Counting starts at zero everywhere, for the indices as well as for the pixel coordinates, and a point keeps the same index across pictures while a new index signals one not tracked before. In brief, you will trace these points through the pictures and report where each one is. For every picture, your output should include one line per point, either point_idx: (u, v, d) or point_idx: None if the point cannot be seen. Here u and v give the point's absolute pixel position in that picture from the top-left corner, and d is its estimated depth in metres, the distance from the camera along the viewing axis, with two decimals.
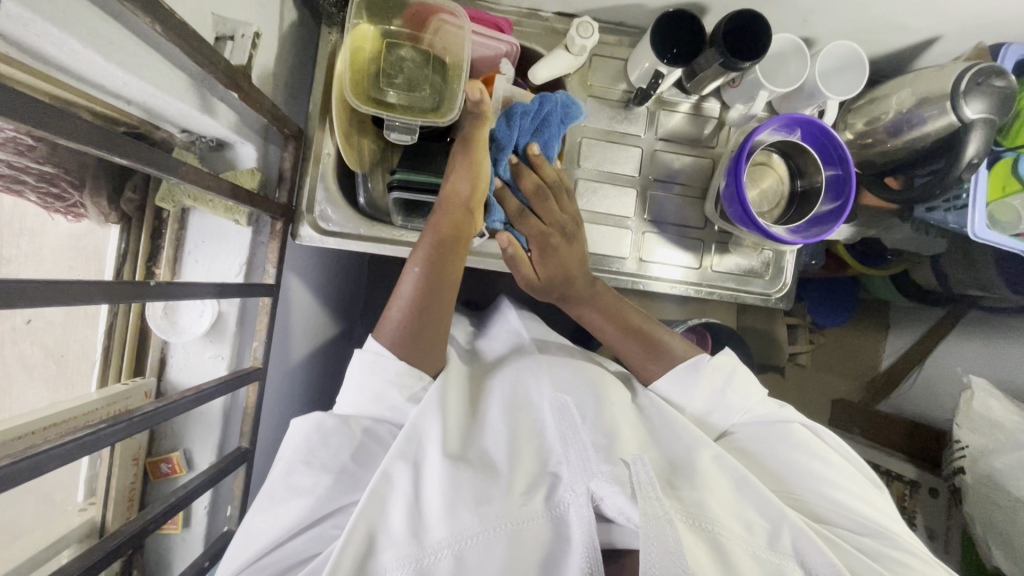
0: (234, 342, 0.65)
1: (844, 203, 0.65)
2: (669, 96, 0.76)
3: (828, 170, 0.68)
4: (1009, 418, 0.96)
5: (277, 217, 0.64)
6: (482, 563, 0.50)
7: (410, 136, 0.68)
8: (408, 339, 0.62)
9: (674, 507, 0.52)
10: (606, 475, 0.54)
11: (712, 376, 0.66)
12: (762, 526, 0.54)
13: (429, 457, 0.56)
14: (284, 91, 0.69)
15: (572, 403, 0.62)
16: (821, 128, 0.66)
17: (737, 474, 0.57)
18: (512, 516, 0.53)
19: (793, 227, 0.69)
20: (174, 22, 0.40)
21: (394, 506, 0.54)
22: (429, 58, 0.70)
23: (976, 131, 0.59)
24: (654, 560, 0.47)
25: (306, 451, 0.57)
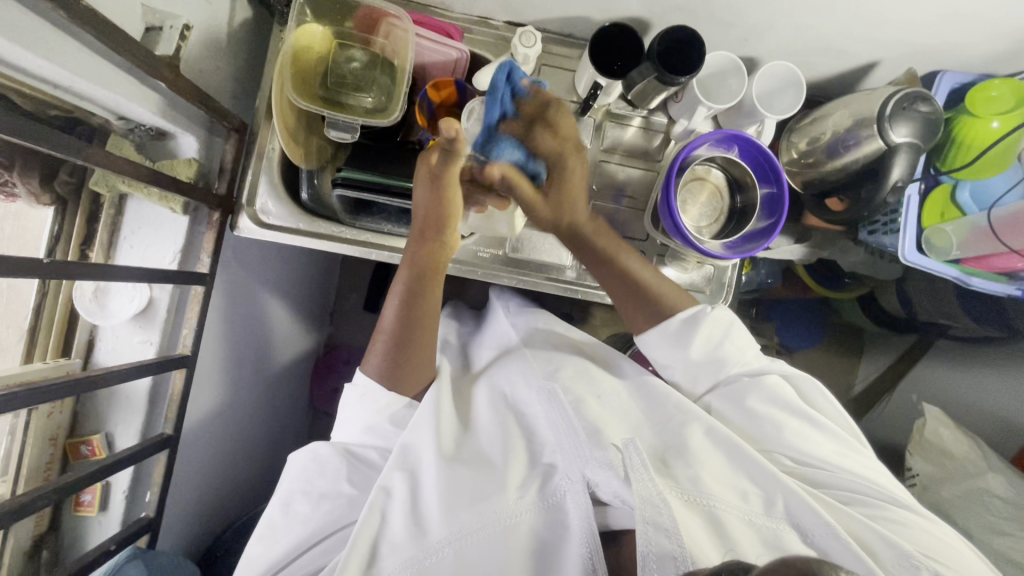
0: (164, 328, 0.65)
1: (776, 220, 0.66)
2: (617, 109, 0.77)
3: (764, 187, 0.69)
4: (959, 447, 0.95)
5: (213, 207, 0.65)
6: (484, 556, 0.56)
7: (351, 136, 0.70)
8: (394, 368, 0.65)
9: (668, 485, 0.56)
10: (597, 462, 0.58)
11: (712, 329, 0.67)
12: (758, 498, 0.58)
13: (426, 459, 0.60)
14: (233, 85, 0.70)
15: (561, 392, 0.66)
16: (755, 145, 0.67)
17: (730, 446, 0.61)
18: (508, 511, 0.58)
19: (728, 242, 0.70)
20: (82, 9, 0.42)
21: (396, 514, 0.58)
22: (377, 60, 0.72)
23: (899, 155, 0.60)
24: (650, 536, 0.51)
25: (304, 481, 0.61)
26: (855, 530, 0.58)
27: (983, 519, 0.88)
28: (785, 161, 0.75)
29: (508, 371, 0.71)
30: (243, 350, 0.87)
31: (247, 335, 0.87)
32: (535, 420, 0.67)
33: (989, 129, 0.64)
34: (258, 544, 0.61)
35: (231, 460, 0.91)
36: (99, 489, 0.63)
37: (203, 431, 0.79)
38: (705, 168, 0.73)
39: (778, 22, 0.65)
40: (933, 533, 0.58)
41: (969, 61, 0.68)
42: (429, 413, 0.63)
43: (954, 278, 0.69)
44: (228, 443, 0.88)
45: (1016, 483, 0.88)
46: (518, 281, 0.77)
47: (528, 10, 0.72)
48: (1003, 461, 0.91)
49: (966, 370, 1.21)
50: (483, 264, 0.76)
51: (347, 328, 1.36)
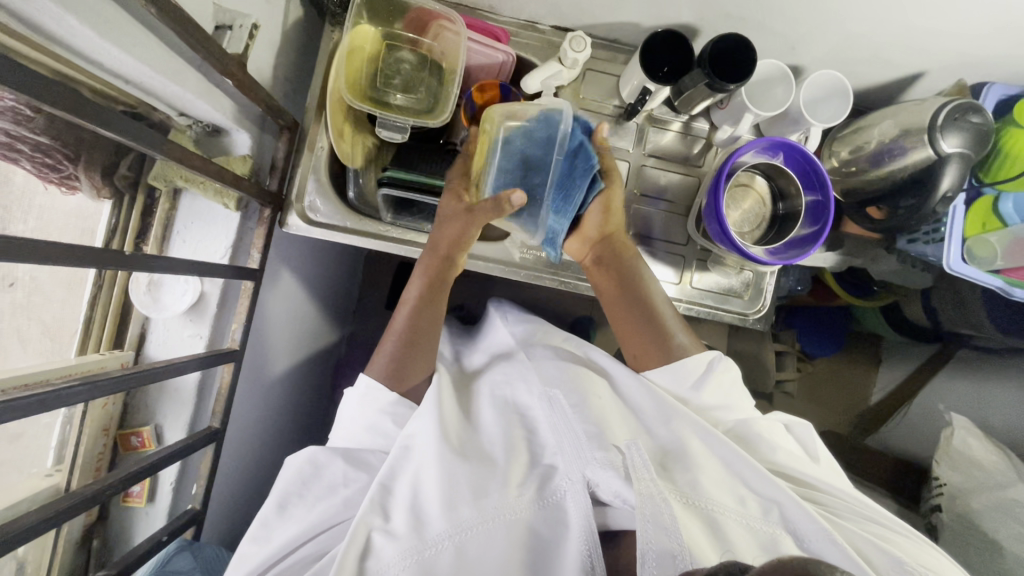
0: (214, 323, 0.66)
1: (821, 227, 0.66)
2: (660, 113, 0.77)
3: (809, 195, 0.69)
4: (988, 458, 0.95)
5: (265, 204, 0.66)
6: (481, 551, 0.56)
7: (401, 136, 0.71)
8: (399, 371, 0.68)
9: (669, 489, 0.56)
10: (599, 461, 0.58)
11: (722, 377, 0.67)
12: (756, 507, 0.57)
13: (426, 455, 0.60)
14: (284, 83, 0.71)
15: (559, 393, 0.65)
16: (802, 153, 0.67)
17: (728, 456, 0.60)
18: (508, 507, 0.58)
19: (772, 248, 0.70)
20: (171, 6, 0.43)
21: (394, 509, 0.59)
22: (427, 62, 0.73)
23: (951, 165, 0.61)
24: (649, 535, 0.51)
25: (298, 486, 0.63)
26: (853, 541, 0.56)
27: (1013, 530, 0.88)
28: (827, 168, 0.76)
29: (504, 373, 0.71)
30: (277, 345, 0.87)
31: (280, 330, 0.87)
32: (536, 420, 0.67)
33: None
34: (248, 546, 0.61)
35: (263, 455, 0.91)
36: (148, 480, 0.64)
37: (241, 425, 0.80)
38: (747, 175, 0.74)
39: (829, 30, 0.66)
40: (922, 549, 0.58)
41: (1015, 73, 0.69)
42: (430, 406, 0.63)
43: (996, 287, 0.70)
44: (262, 438, 0.89)
45: None
46: (558, 283, 0.79)
47: (577, 15, 0.73)
48: None
49: (990, 380, 1.21)
50: (525, 266, 0.78)
51: (370, 325, 1.36)
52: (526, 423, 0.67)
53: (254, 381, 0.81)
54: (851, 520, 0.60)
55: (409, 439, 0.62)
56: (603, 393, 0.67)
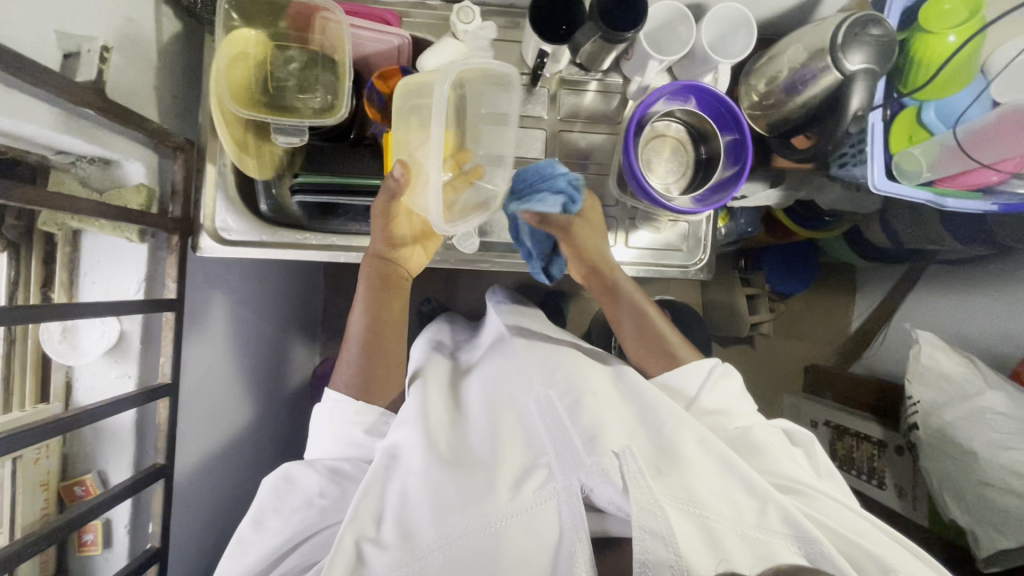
0: (141, 360, 0.65)
1: (742, 166, 0.65)
2: (570, 75, 0.75)
3: (726, 134, 0.67)
4: (955, 368, 0.95)
5: (171, 231, 0.64)
6: (471, 557, 0.55)
7: (301, 139, 0.67)
8: (365, 379, 0.70)
9: (665, 493, 0.55)
10: (595, 467, 0.57)
11: (724, 381, 0.71)
12: (750, 506, 0.57)
13: (416, 466, 0.62)
14: (173, 103, 0.68)
15: (555, 398, 0.66)
16: (711, 93, 0.65)
17: (723, 455, 0.60)
18: (498, 512, 0.57)
19: (697, 196, 0.69)
20: None
21: (385, 519, 0.59)
22: (315, 58, 0.70)
23: (858, 83, 0.58)
24: (646, 544, 0.51)
25: (275, 499, 0.64)
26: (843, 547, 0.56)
27: (985, 436, 0.89)
28: (748, 105, 0.74)
29: (496, 376, 0.72)
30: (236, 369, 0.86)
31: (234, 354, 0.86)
32: (529, 421, 0.66)
33: (946, 44, 0.63)
34: (229, 559, 0.63)
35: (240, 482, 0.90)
36: (100, 526, 0.63)
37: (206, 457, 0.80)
38: (669, 128, 0.72)
39: None
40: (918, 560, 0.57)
41: None
42: (413, 417, 0.65)
43: (924, 200, 0.68)
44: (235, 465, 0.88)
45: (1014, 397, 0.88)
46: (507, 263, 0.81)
47: None
48: (1001, 376, 0.91)
49: (958, 291, 1.20)
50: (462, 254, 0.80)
51: None
52: (519, 424, 0.66)
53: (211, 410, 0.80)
54: (842, 522, 0.60)
55: (395, 449, 0.64)
56: (596, 389, 0.67)
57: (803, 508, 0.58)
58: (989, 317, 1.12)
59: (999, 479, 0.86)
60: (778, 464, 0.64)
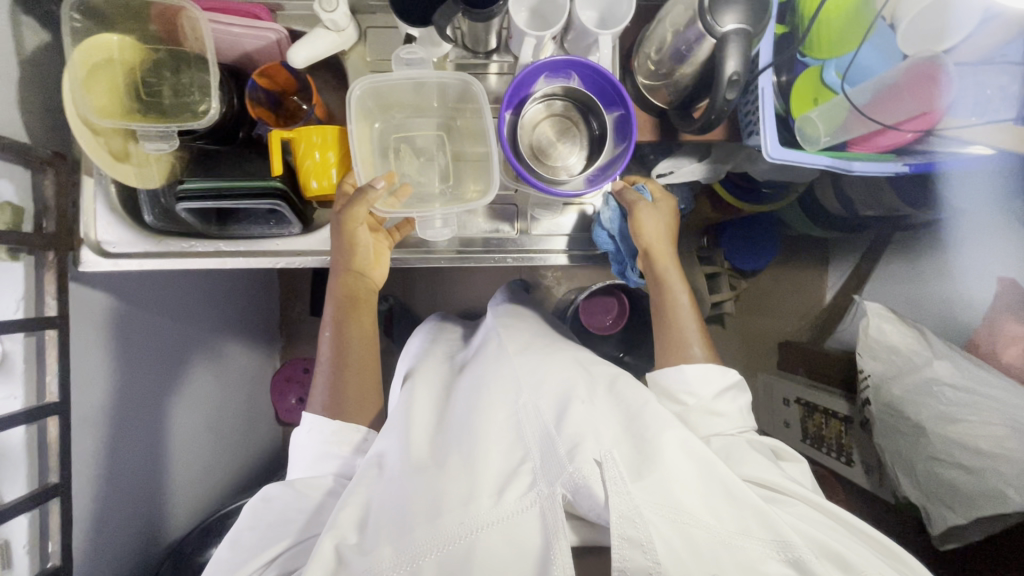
0: (26, 379, 0.64)
1: (629, 141, 0.61)
2: (461, 59, 0.73)
3: (614, 110, 0.64)
4: (904, 340, 0.91)
5: (45, 248, 0.64)
6: (446, 567, 0.50)
7: (170, 144, 0.66)
8: (334, 395, 0.69)
9: (646, 500, 0.51)
10: (572, 473, 0.52)
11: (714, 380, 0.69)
12: (730, 514, 0.53)
13: (398, 470, 0.58)
14: (47, 116, 0.67)
15: (541, 402, 0.62)
16: (590, 66, 0.62)
17: (705, 456, 0.56)
18: (484, 517, 0.52)
19: (591, 176, 0.64)
20: None
21: (366, 525, 0.55)
22: (178, 57, 0.68)
23: (730, 44, 0.54)
24: (624, 552, 0.47)
25: (251, 519, 0.60)
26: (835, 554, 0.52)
27: (933, 410, 0.85)
28: (645, 75, 0.69)
29: (482, 378, 0.68)
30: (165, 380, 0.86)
31: (166, 364, 0.86)
32: (520, 421, 0.61)
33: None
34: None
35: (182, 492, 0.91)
36: None
37: (137, 466, 0.80)
38: (547, 108, 0.67)
39: None
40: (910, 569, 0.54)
41: None
42: (398, 424, 0.64)
43: (827, 165, 0.62)
44: (174, 474, 0.88)
45: (961, 367, 0.84)
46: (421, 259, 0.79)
47: None
48: (949, 346, 0.87)
49: (923, 257, 1.14)
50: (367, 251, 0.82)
51: None
52: (507, 423, 0.62)
53: (137, 424, 0.80)
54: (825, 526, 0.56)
55: (380, 457, 0.62)
56: (585, 393, 0.63)
57: (790, 517, 0.55)
58: (947, 284, 1.07)
59: (948, 453, 0.83)
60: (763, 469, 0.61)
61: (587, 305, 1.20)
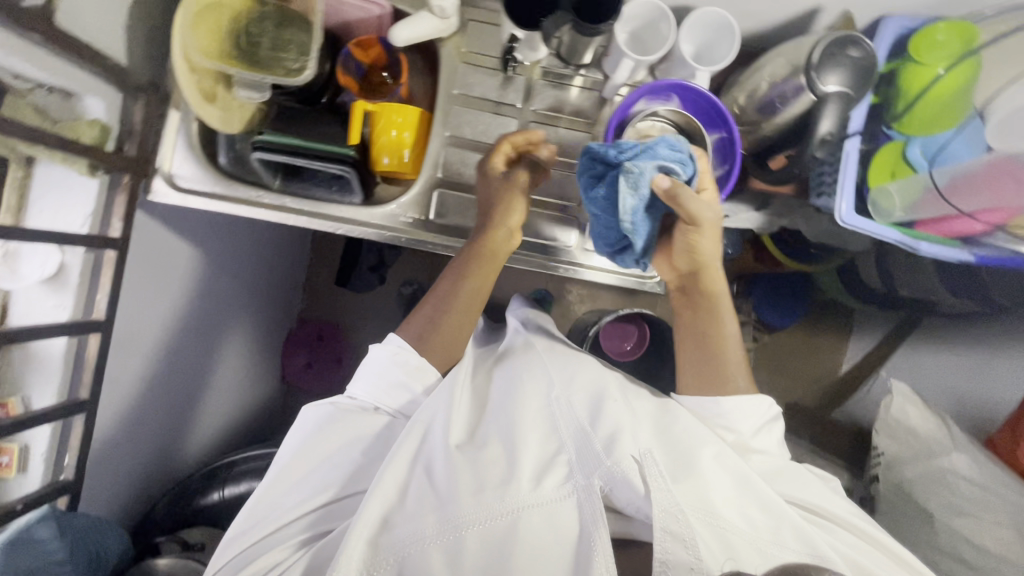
0: (79, 292, 0.65)
1: (731, 167, 0.62)
2: (551, 67, 0.75)
3: (714, 133, 0.64)
4: (926, 425, 0.91)
5: (123, 170, 0.66)
6: (486, 545, 0.50)
7: (261, 94, 0.69)
8: (427, 331, 0.68)
9: (688, 502, 0.52)
10: (613, 467, 0.54)
11: (755, 405, 0.67)
12: (765, 521, 0.54)
13: (438, 445, 0.58)
14: (146, 45, 0.68)
15: (575, 399, 0.63)
16: (696, 91, 0.62)
17: (738, 472, 0.57)
18: (525, 500, 0.52)
19: None
20: None
21: (408, 492, 0.55)
22: (283, 15, 0.70)
23: (829, 105, 0.55)
24: (666, 545, 0.48)
25: (306, 449, 0.60)
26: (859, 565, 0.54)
27: (944, 499, 0.84)
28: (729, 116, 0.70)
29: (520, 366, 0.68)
30: (194, 317, 0.85)
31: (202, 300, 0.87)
32: (556, 415, 0.61)
33: (934, 76, 0.61)
34: (246, 516, 0.58)
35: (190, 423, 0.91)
36: (16, 449, 0.62)
37: (159, 393, 0.81)
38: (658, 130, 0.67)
39: None
40: None
41: (918, 5, 0.63)
42: (442, 396, 0.62)
43: (894, 240, 0.64)
44: (189, 407, 0.89)
45: (981, 463, 0.83)
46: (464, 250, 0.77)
47: None
48: (970, 441, 0.87)
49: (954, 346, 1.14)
50: (407, 230, 0.75)
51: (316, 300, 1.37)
52: (542, 415, 0.61)
53: (167, 356, 0.81)
54: (845, 540, 0.58)
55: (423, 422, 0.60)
56: (617, 395, 0.64)
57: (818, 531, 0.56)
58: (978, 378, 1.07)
59: (953, 546, 0.82)
60: (798, 489, 0.61)
61: (611, 328, 1.21)
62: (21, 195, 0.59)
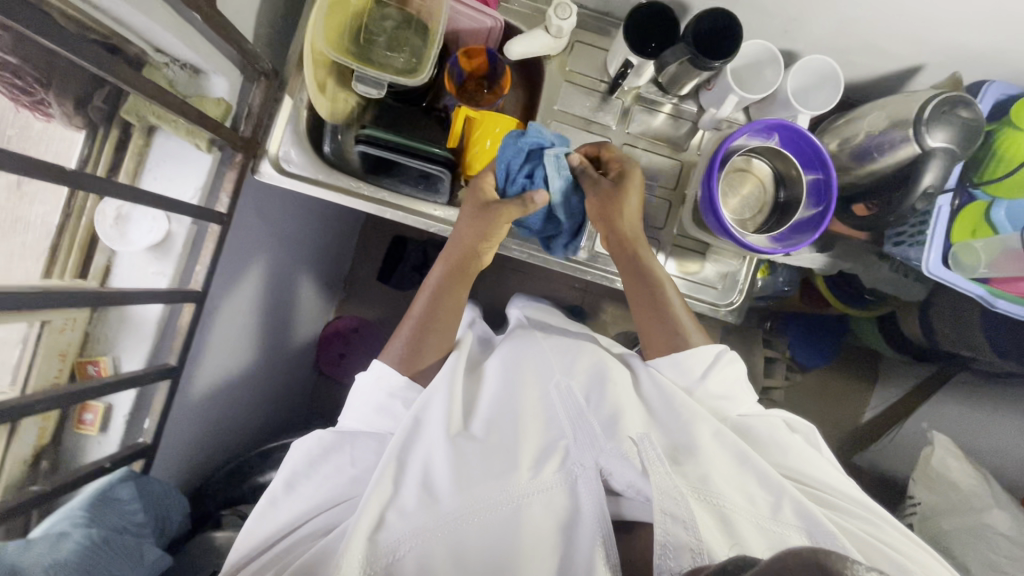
0: (179, 262, 0.68)
1: (825, 208, 0.63)
2: (648, 93, 0.77)
3: (809, 173, 0.66)
4: (965, 479, 0.92)
5: (238, 149, 0.68)
6: (489, 533, 0.54)
7: (378, 92, 0.70)
8: (412, 354, 0.68)
9: (682, 483, 0.55)
10: (614, 451, 0.57)
11: (729, 369, 0.68)
12: (763, 498, 0.56)
13: (438, 435, 0.59)
14: (268, 32, 0.71)
15: (575, 385, 0.66)
16: (799, 132, 0.63)
17: (737, 449, 0.58)
18: (523, 489, 0.56)
19: (775, 235, 0.67)
20: None
21: (409, 479, 0.57)
22: (411, 21, 0.73)
23: (935, 159, 0.58)
24: (666, 527, 0.50)
25: (305, 463, 0.61)
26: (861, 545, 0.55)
27: (981, 554, 0.85)
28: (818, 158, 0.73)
29: (518, 354, 0.70)
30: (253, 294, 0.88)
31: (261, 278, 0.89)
32: (552, 405, 0.64)
33: None
34: (256, 520, 0.60)
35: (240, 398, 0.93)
36: (102, 409, 0.65)
37: (220, 369, 0.83)
38: (751, 164, 0.70)
39: (821, 13, 0.64)
40: (908, 546, 0.57)
41: (1016, 72, 0.66)
42: (442, 387, 0.63)
43: (978, 295, 0.67)
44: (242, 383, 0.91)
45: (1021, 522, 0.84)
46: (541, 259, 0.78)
47: None
48: (1010, 498, 0.88)
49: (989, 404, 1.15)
50: (497, 234, 0.77)
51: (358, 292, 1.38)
52: (539, 405, 0.64)
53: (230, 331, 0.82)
54: (845, 514, 0.58)
55: (421, 413, 0.62)
56: (615, 377, 0.66)
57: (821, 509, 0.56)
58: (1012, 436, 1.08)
59: None
60: (794, 460, 0.62)
61: None
62: (140, 162, 0.64)
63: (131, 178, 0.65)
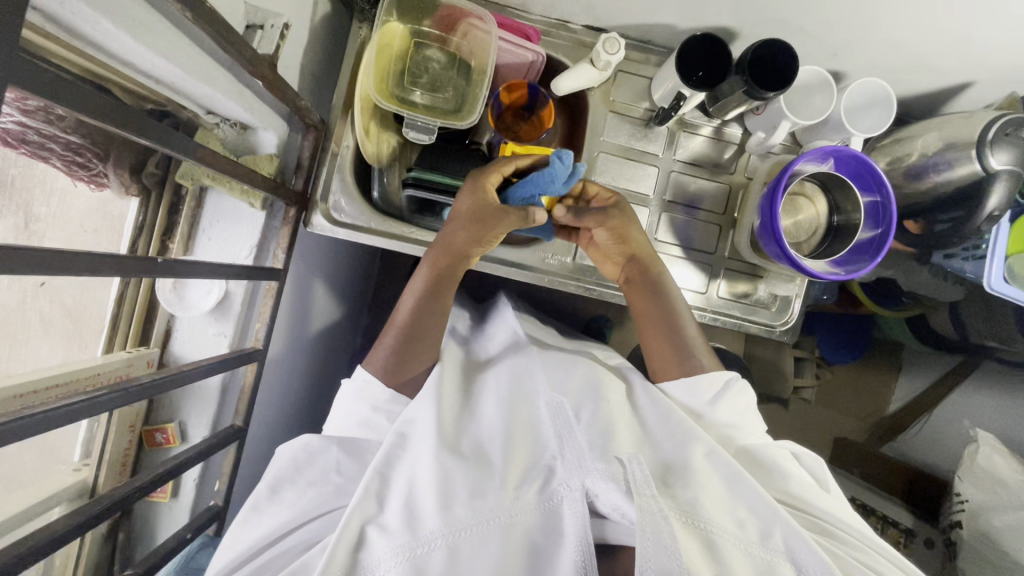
0: (238, 321, 0.66)
1: (885, 231, 0.64)
2: (691, 118, 0.76)
3: (866, 196, 0.66)
4: (1012, 475, 0.93)
5: (291, 204, 0.65)
6: (474, 555, 0.49)
7: (428, 137, 0.68)
8: (397, 365, 0.61)
9: (670, 507, 0.51)
10: (600, 472, 0.52)
11: (737, 397, 0.63)
12: (753, 524, 0.53)
13: (423, 452, 0.53)
14: (311, 80, 0.70)
15: (567, 400, 0.60)
16: (856, 156, 0.64)
17: (731, 473, 0.55)
18: (505, 510, 0.51)
19: (836, 259, 0.68)
20: (216, 20, 0.42)
21: (389, 499, 0.52)
22: (456, 61, 0.72)
23: (1001, 181, 0.59)
24: (647, 554, 0.46)
25: (292, 470, 0.57)
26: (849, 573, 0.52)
27: None
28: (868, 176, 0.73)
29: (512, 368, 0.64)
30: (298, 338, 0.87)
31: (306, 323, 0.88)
32: (542, 419, 0.59)
33: None
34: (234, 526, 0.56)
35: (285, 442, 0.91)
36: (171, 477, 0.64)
37: (271, 418, 0.82)
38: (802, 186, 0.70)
39: (875, 37, 0.64)
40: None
41: None
42: (429, 396, 0.57)
43: None
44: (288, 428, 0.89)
45: None
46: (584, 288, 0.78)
47: (612, 15, 0.72)
48: None
49: None
50: (551, 270, 0.76)
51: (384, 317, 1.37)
52: (528, 420, 0.59)
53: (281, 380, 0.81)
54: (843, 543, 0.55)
55: (406, 428, 0.56)
56: (614, 396, 0.61)
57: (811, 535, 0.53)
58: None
59: None
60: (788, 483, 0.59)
61: None
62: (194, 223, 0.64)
63: (185, 242, 0.64)
